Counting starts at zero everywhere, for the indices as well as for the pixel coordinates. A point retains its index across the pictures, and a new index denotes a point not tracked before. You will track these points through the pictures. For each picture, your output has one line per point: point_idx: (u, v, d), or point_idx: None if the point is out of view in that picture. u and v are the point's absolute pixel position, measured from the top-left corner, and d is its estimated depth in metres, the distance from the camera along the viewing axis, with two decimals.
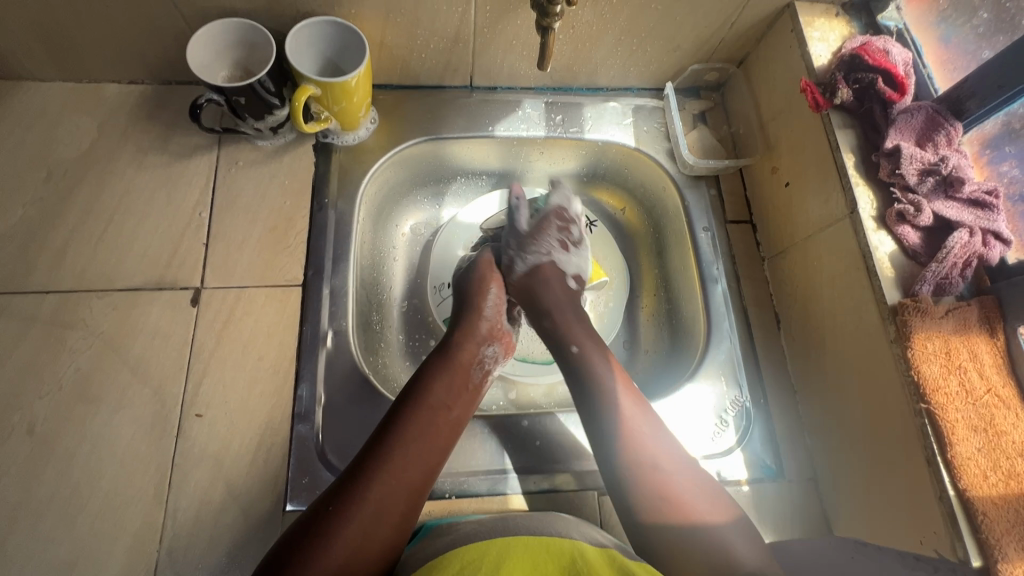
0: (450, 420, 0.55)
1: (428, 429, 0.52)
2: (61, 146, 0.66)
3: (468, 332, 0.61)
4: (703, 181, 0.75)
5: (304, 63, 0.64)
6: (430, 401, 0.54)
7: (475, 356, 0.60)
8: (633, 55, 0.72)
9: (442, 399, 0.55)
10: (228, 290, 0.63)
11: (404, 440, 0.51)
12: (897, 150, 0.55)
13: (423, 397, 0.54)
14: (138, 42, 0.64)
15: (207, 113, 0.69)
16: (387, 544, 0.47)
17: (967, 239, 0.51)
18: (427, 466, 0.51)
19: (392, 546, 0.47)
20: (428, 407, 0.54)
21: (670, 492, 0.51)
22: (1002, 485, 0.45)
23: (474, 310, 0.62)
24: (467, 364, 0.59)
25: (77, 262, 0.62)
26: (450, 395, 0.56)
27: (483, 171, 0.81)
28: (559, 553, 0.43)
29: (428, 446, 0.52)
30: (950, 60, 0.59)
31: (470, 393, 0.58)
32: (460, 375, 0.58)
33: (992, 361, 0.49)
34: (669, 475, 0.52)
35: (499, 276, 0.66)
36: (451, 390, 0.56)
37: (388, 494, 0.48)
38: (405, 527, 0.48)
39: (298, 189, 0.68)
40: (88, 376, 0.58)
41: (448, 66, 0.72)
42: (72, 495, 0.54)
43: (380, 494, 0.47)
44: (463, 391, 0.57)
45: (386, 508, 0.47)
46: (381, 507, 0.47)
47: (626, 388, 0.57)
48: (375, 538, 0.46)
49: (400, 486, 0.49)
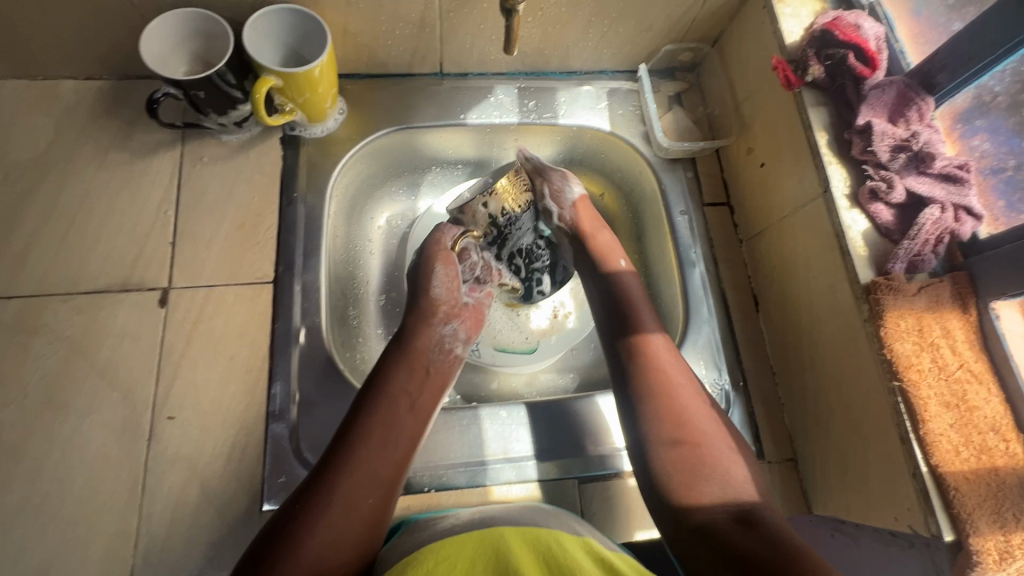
0: (413, 407, 0.54)
1: (389, 419, 0.52)
2: (17, 146, 0.64)
3: (422, 320, 0.61)
4: (679, 164, 0.74)
5: (264, 54, 0.62)
6: (388, 393, 0.54)
7: (433, 341, 0.60)
8: (605, 37, 0.71)
9: (403, 388, 0.55)
10: (196, 289, 0.61)
11: (366, 432, 0.51)
12: (869, 127, 0.54)
13: (381, 388, 0.54)
14: (91, 35, 0.62)
15: (167, 109, 0.67)
16: (362, 537, 0.46)
17: (938, 215, 0.51)
18: (393, 456, 0.51)
19: (367, 539, 0.46)
20: (388, 398, 0.54)
21: (713, 455, 0.50)
22: (973, 459, 0.45)
23: (423, 297, 0.62)
24: (426, 350, 0.59)
25: (39, 266, 0.60)
26: (410, 383, 0.56)
27: (458, 160, 0.80)
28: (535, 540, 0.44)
29: (392, 436, 0.52)
30: (922, 33, 0.58)
31: (434, 378, 0.58)
32: (420, 362, 0.58)
33: (965, 336, 0.49)
34: (709, 442, 0.51)
35: (447, 254, 0.64)
36: (411, 379, 0.56)
37: (355, 486, 0.47)
38: (379, 518, 0.48)
39: (265, 184, 0.66)
40: (54, 381, 0.56)
41: (416, 53, 0.70)
42: (44, 503, 0.53)
43: (349, 488, 0.47)
44: (426, 379, 0.57)
45: (355, 503, 0.47)
46: (351, 501, 0.47)
47: (675, 365, 0.56)
48: (346, 535, 0.45)
49: (369, 478, 0.48)
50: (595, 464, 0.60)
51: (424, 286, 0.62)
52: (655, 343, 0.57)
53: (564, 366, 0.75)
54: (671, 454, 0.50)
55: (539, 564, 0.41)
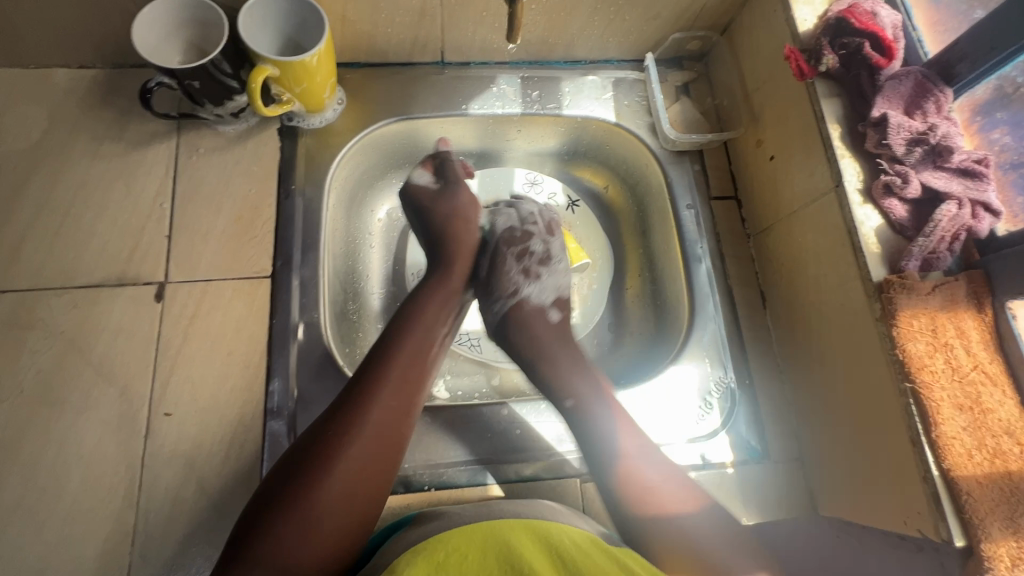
0: (440, 340, 0.56)
1: (421, 350, 0.53)
2: (10, 137, 0.63)
3: (463, 253, 0.63)
4: (686, 156, 0.72)
5: (261, 43, 0.60)
6: (423, 317, 0.56)
7: (469, 272, 0.63)
8: (611, 24, 0.69)
9: (433, 322, 0.56)
10: (193, 284, 0.60)
11: (402, 351, 0.52)
12: (884, 119, 0.52)
13: (415, 312, 0.56)
14: (83, 22, 0.60)
15: (162, 98, 0.66)
16: (390, 463, 0.47)
17: (955, 212, 0.49)
18: (421, 385, 0.52)
19: (393, 466, 0.48)
20: (421, 330, 0.54)
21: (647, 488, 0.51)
22: (987, 463, 0.44)
23: (464, 237, 0.65)
24: (461, 286, 0.62)
25: (33, 259, 0.59)
26: (441, 309, 0.58)
27: (460, 151, 0.78)
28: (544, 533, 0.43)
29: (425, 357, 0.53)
30: (941, 21, 0.55)
31: (459, 306, 0.61)
32: (453, 290, 0.60)
33: (980, 337, 0.47)
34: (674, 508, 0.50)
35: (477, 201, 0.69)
36: (442, 304, 0.58)
37: (394, 400, 0.49)
38: (403, 447, 0.49)
39: (263, 176, 0.65)
40: (50, 377, 0.56)
41: (416, 41, 0.68)
42: (40, 499, 0.52)
43: (383, 415, 0.48)
44: (451, 314, 0.59)
45: (392, 418, 0.48)
46: (384, 428, 0.47)
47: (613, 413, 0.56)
48: (383, 448, 0.47)
49: (400, 407, 0.49)
50: None
51: (467, 229, 0.65)
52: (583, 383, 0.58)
53: None
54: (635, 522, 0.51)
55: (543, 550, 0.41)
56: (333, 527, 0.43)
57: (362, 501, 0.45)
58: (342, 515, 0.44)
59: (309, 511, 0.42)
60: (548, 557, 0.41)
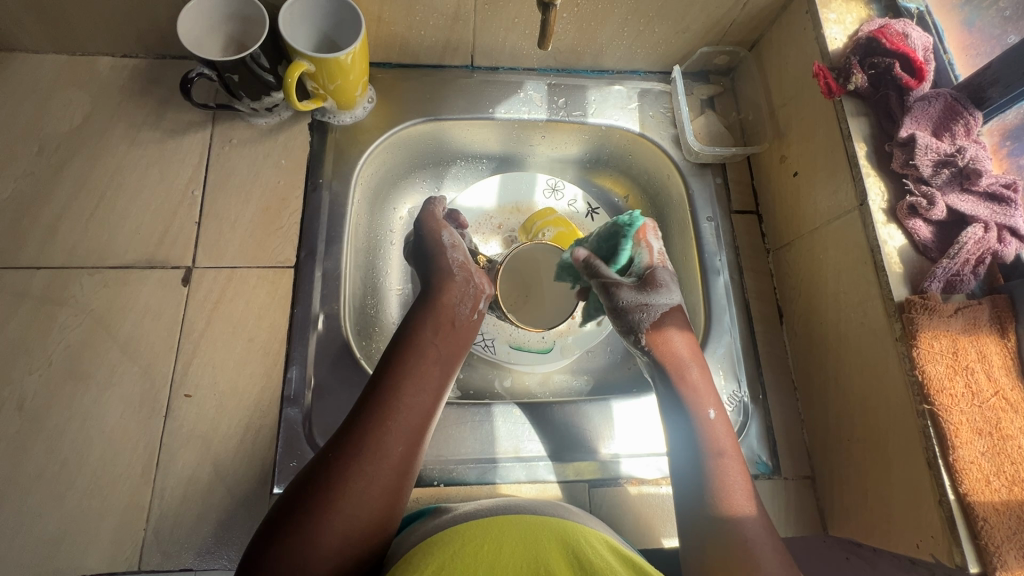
0: (440, 359, 0.51)
1: (418, 372, 0.49)
2: (53, 120, 0.65)
3: (449, 281, 0.56)
4: (709, 169, 0.72)
5: (298, 40, 0.62)
6: (414, 344, 0.51)
7: (461, 301, 0.56)
8: (640, 36, 0.69)
9: (428, 341, 0.52)
10: (219, 269, 0.62)
11: (397, 381, 0.48)
12: (911, 139, 0.53)
13: (409, 340, 0.52)
14: (130, 14, 0.62)
15: (200, 88, 0.68)
16: (391, 487, 0.44)
17: (980, 235, 0.49)
18: (424, 407, 0.48)
19: (397, 490, 0.44)
20: (414, 352, 0.50)
21: (722, 489, 0.47)
22: (1005, 490, 0.44)
23: (439, 258, 0.58)
24: (453, 303, 0.55)
25: (67, 239, 0.61)
26: (436, 336, 0.52)
27: (483, 154, 0.79)
28: (556, 532, 0.40)
29: (421, 386, 0.49)
30: (973, 45, 0.56)
31: (459, 330, 0.55)
32: (446, 314, 0.54)
33: (1001, 362, 0.47)
34: (730, 465, 0.48)
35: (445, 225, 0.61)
36: (437, 332, 0.53)
37: (385, 434, 0.45)
38: (407, 470, 0.45)
39: (292, 169, 0.67)
40: (77, 353, 0.57)
41: (448, 44, 0.70)
42: (60, 471, 0.54)
43: (378, 439, 0.44)
44: (452, 332, 0.54)
45: (384, 451, 0.44)
46: (378, 452, 0.44)
47: (709, 393, 0.53)
48: (376, 480, 0.43)
49: (399, 429, 0.46)
50: (606, 469, 0.60)
51: (441, 253, 0.58)
52: (674, 353, 0.54)
53: (578, 368, 0.74)
54: (701, 478, 0.48)
55: (559, 545, 0.38)
56: (331, 554, 0.40)
57: (366, 526, 0.42)
58: (342, 540, 0.40)
59: (298, 535, 0.40)
60: (563, 553, 0.37)
